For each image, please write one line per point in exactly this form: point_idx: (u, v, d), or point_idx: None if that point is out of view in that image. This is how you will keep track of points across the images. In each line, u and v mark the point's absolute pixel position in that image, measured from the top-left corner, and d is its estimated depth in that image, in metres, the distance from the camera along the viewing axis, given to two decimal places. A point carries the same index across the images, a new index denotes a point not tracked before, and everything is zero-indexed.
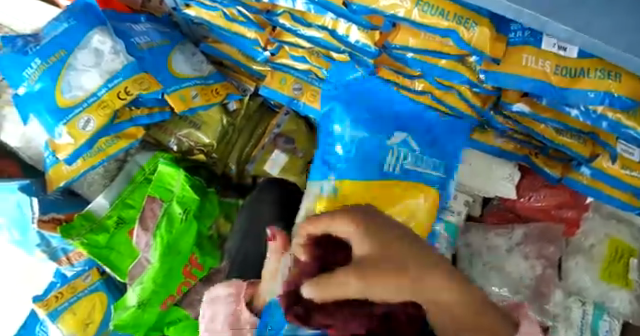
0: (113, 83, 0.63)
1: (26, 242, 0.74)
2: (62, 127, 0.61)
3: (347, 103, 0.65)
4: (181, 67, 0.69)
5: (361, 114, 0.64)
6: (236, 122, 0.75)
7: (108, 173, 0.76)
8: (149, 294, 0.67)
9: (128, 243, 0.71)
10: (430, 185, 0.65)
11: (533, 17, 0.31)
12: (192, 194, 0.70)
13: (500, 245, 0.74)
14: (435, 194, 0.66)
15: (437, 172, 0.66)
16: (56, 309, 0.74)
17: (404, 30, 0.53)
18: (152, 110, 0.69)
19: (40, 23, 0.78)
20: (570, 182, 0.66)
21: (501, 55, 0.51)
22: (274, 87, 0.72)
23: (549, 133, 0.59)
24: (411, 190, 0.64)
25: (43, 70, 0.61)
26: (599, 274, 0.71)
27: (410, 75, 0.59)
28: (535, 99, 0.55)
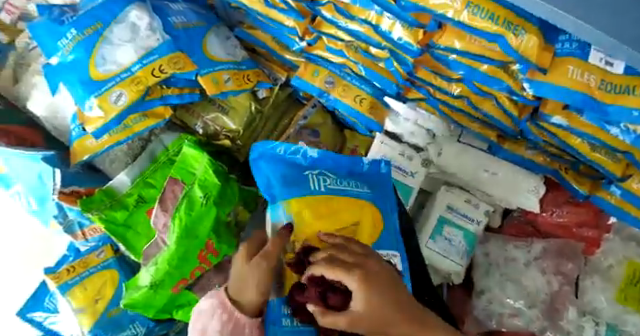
0: (148, 60, 0.62)
1: (44, 212, 0.75)
2: (93, 99, 0.61)
3: (286, 162, 0.56)
4: (215, 49, 0.69)
5: (279, 169, 0.55)
6: (264, 110, 0.74)
7: (131, 151, 0.76)
8: (163, 275, 0.67)
9: (146, 223, 0.71)
10: (361, 202, 0.53)
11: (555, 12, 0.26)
12: (214, 179, 0.69)
13: (518, 257, 0.74)
14: (374, 211, 0.53)
15: (363, 188, 0.55)
16: (66, 283, 0.74)
17: (449, 31, 0.52)
18: (183, 91, 0.69)
19: None
20: (598, 200, 0.65)
21: (548, 65, 0.49)
22: (306, 79, 0.72)
23: (583, 149, 0.59)
24: (354, 213, 0.51)
25: (79, 41, 0.61)
26: (614, 295, 0.69)
27: (449, 78, 0.59)
28: (576, 113, 0.54)
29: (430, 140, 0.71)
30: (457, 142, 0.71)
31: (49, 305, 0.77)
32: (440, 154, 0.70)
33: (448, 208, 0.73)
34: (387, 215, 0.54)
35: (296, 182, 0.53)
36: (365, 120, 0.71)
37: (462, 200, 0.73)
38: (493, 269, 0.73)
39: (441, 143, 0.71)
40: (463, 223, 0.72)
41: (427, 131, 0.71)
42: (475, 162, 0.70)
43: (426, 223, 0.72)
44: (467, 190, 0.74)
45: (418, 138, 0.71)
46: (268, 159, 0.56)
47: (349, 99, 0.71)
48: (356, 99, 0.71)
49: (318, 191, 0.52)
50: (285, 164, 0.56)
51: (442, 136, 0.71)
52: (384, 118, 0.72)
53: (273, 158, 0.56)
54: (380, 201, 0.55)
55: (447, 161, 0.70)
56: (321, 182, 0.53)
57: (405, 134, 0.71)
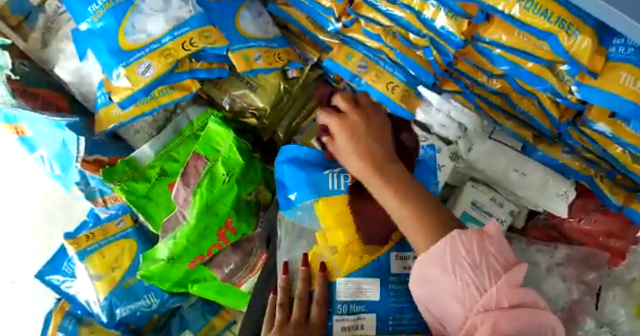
0: (179, 32, 0.61)
1: (66, 178, 0.76)
2: (121, 69, 0.60)
3: (308, 165, 0.56)
4: (247, 24, 0.67)
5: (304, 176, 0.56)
6: (292, 90, 0.72)
7: (156, 123, 0.75)
8: (180, 250, 0.67)
9: (167, 195, 0.71)
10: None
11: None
12: (237, 157, 0.68)
13: (540, 261, 0.72)
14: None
15: None
16: (85, 249, 0.76)
17: (497, 24, 0.50)
18: (212, 65, 0.67)
19: None
20: (630, 212, 0.63)
21: (599, 69, 0.46)
22: (339, 61, 0.69)
23: (624, 159, 0.56)
24: None
25: (109, 8, 0.60)
26: (635, 310, 0.66)
27: (490, 73, 0.56)
28: (622, 122, 0.51)
29: (461, 134, 0.69)
30: (489, 139, 0.68)
31: (66, 269, 0.78)
32: (471, 150, 0.69)
33: (473, 204, 0.71)
34: None
35: (321, 187, 0.55)
36: (398, 108, 0.67)
37: (487, 197, 0.70)
38: None
39: (472, 138, 0.68)
40: (486, 221, 0.70)
41: (459, 124, 0.69)
42: (506, 161, 0.68)
43: None
44: (493, 187, 0.72)
45: (448, 130, 0.69)
46: (292, 163, 0.57)
47: (382, 85, 0.67)
48: (389, 86, 0.67)
49: (341, 191, 0.54)
50: (309, 166, 0.56)
51: (474, 131, 0.68)
52: (416, 108, 0.69)
53: (300, 161, 0.57)
54: None
55: (477, 157, 0.68)
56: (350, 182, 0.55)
57: (436, 126, 0.70)
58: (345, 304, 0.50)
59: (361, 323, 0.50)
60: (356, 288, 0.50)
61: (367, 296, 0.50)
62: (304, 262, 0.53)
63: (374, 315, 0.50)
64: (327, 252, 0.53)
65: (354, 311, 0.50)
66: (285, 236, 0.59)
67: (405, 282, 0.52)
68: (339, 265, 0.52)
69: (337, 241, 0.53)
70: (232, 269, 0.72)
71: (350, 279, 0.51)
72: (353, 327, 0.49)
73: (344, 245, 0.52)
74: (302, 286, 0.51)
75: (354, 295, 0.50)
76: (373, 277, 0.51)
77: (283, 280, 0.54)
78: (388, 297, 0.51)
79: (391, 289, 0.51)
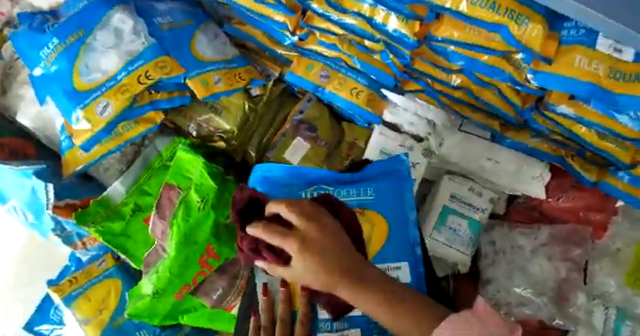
0: (134, 66, 0.60)
1: (42, 225, 0.74)
2: (79, 111, 0.58)
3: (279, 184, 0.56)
4: (203, 48, 0.67)
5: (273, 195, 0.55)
6: (258, 108, 0.72)
7: (125, 157, 0.73)
8: (164, 284, 0.66)
9: (144, 230, 0.70)
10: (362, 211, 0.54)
11: None
12: (210, 182, 0.67)
13: (524, 245, 0.73)
14: (382, 221, 0.54)
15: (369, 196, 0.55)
16: (70, 294, 0.74)
17: (447, 22, 0.50)
18: (172, 94, 0.66)
19: None
20: (605, 186, 0.64)
21: (552, 55, 0.47)
22: (300, 74, 0.69)
23: (590, 137, 0.57)
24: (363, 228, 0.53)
25: (61, 51, 0.58)
26: (624, 280, 0.69)
27: (449, 69, 0.56)
28: (583, 103, 0.51)
29: (430, 130, 0.69)
30: (458, 131, 0.68)
31: (54, 317, 0.77)
32: (442, 145, 0.69)
33: (450, 197, 0.72)
34: (400, 217, 0.55)
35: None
36: (363, 113, 0.69)
37: (465, 188, 0.72)
38: (499, 257, 0.73)
39: (441, 133, 0.68)
40: (465, 211, 0.71)
41: (428, 121, 0.69)
42: (478, 151, 0.68)
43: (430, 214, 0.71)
44: (469, 177, 0.73)
45: (418, 128, 0.69)
46: (263, 185, 0.56)
47: (346, 92, 0.68)
48: (353, 92, 0.68)
49: None
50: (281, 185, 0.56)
51: (443, 126, 0.68)
52: (382, 110, 0.70)
53: (268, 181, 0.56)
54: (390, 211, 0.55)
55: (449, 151, 0.68)
56: None
57: (405, 125, 0.70)
58: (328, 321, 0.51)
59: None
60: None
61: (351, 312, 0.51)
62: (284, 283, 0.51)
63: (359, 329, 0.51)
64: None
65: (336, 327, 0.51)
66: (260, 256, 0.58)
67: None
68: None
69: None
70: (220, 295, 0.71)
71: None
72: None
73: None
74: (285, 307, 0.51)
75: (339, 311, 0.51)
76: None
77: (264, 301, 0.53)
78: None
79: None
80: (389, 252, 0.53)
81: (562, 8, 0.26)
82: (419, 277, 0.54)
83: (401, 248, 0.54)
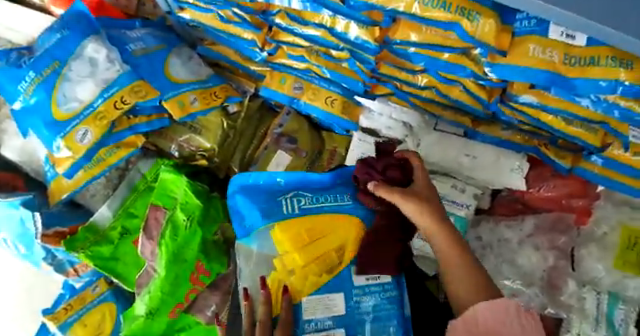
0: (109, 92, 0.62)
1: (33, 255, 0.75)
2: (60, 140, 0.60)
3: (260, 192, 0.58)
4: (178, 70, 0.69)
5: (260, 196, 0.58)
6: (237, 124, 0.73)
7: (110, 182, 0.75)
8: (157, 303, 0.66)
9: (133, 252, 0.71)
10: (348, 217, 0.56)
11: (541, 6, 0.28)
12: (195, 200, 0.68)
13: (511, 237, 0.73)
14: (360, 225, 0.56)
15: (346, 202, 0.57)
16: (65, 321, 0.74)
17: (404, 24, 0.51)
18: (151, 117, 0.68)
19: (23, 28, 0.75)
20: (581, 172, 0.66)
21: (507, 47, 0.48)
22: (274, 88, 0.71)
23: (558, 124, 0.58)
24: (341, 234, 0.55)
25: (38, 83, 0.60)
26: (612, 262, 0.69)
27: (413, 71, 0.58)
28: (544, 90, 0.53)
29: (407, 132, 0.70)
30: (433, 131, 0.70)
31: None
32: (420, 145, 0.70)
33: None
34: None
35: (272, 211, 0.56)
36: (339, 121, 0.70)
37: (448, 186, 0.71)
38: (487, 252, 0.73)
39: (418, 134, 0.70)
40: (451, 209, 0.70)
41: (404, 124, 0.70)
42: (455, 149, 0.69)
43: None
44: (451, 175, 0.72)
45: (395, 131, 0.70)
46: (246, 192, 0.58)
47: (320, 102, 0.70)
48: (328, 101, 0.70)
49: (293, 214, 0.56)
50: (262, 193, 0.58)
51: (418, 127, 0.70)
52: (358, 116, 0.71)
53: (250, 190, 0.58)
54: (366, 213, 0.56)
55: (427, 150, 0.70)
56: (301, 205, 0.56)
57: (383, 129, 0.71)
58: (311, 322, 0.52)
59: None
60: (323, 305, 0.52)
61: (335, 312, 0.52)
62: (262, 285, 0.53)
63: (342, 330, 0.52)
64: (286, 275, 0.54)
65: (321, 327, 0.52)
66: (245, 262, 0.56)
67: (367, 291, 0.54)
68: (300, 285, 0.53)
69: (292, 263, 0.54)
70: (214, 311, 0.70)
71: (317, 297, 0.53)
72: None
73: (300, 267, 0.54)
74: (265, 310, 0.52)
75: (323, 312, 0.52)
76: (338, 292, 0.53)
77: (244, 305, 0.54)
78: (353, 309, 0.53)
79: (357, 300, 0.53)
80: None
81: (527, 8, 0.29)
82: (398, 279, 0.56)
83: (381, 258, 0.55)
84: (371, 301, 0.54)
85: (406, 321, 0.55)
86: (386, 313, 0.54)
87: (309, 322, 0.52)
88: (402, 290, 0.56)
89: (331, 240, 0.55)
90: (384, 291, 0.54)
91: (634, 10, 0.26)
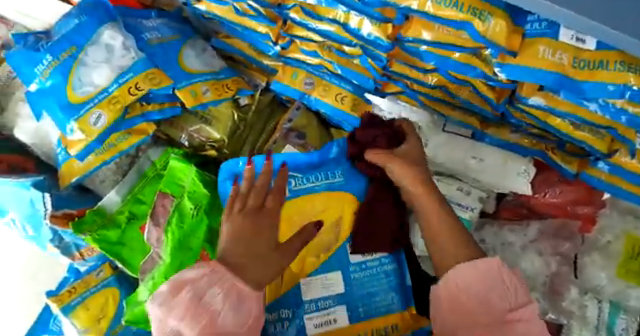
0: (124, 78, 0.63)
1: (40, 237, 0.76)
2: (73, 123, 0.62)
3: (252, 177, 0.62)
4: (191, 61, 0.70)
5: (249, 182, 0.62)
6: (247, 117, 0.74)
7: (120, 168, 0.77)
8: (159, 289, 0.65)
9: (140, 238, 0.72)
10: (338, 194, 0.60)
11: (548, 7, 0.28)
12: (203, 189, 0.69)
13: (514, 241, 0.73)
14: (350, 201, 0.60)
15: (336, 179, 0.60)
16: (68, 304, 0.75)
17: (416, 22, 0.52)
18: (163, 105, 0.69)
19: (42, 16, 0.77)
20: (588, 178, 0.66)
21: (517, 48, 0.48)
22: (286, 83, 0.72)
23: (565, 128, 0.58)
24: (333, 211, 0.59)
25: (55, 66, 0.61)
26: (615, 271, 0.68)
27: (423, 69, 0.59)
28: (553, 93, 0.53)
29: (416, 131, 0.70)
30: (442, 132, 0.70)
31: (54, 327, 0.78)
32: (427, 145, 0.70)
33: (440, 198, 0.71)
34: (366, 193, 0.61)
35: None
36: (347, 118, 0.71)
37: (454, 188, 0.71)
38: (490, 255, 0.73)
39: (426, 134, 0.70)
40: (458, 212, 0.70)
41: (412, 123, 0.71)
42: (462, 151, 0.70)
43: None
44: (457, 177, 0.72)
45: None
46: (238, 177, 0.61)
47: (330, 98, 0.71)
48: (338, 98, 0.71)
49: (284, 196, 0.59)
50: (254, 177, 0.62)
51: (427, 127, 0.70)
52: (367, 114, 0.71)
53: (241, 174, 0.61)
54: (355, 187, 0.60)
55: (435, 151, 0.70)
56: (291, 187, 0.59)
57: None
58: (312, 302, 0.57)
59: (333, 316, 0.57)
60: (322, 286, 0.58)
61: (334, 290, 0.58)
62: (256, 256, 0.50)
63: (344, 306, 0.57)
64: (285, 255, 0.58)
65: (322, 305, 0.57)
66: None
67: (364, 267, 0.59)
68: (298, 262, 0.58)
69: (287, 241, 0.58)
70: None
71: (314, 278, 0.58)
72: (323, 321, 0.56)
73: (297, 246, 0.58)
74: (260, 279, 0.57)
75: (321, 291, 0.58)
76: (336, 270, 0.58)
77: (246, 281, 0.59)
78: (352, 289, 0.58)
79: (353, 277, 0.59)
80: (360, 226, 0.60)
81: (534, 9, 0.30)
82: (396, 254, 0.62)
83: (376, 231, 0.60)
84: (368, 274, 0.59)
85: (406, 291, 0.60)
86: (384, 289, 0.59)
87: (311, 302, 0.57)
88: (401, 264, 0.62)
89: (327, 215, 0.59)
90: (381, 265, 0.60)
91: (633, 10, 0.27)
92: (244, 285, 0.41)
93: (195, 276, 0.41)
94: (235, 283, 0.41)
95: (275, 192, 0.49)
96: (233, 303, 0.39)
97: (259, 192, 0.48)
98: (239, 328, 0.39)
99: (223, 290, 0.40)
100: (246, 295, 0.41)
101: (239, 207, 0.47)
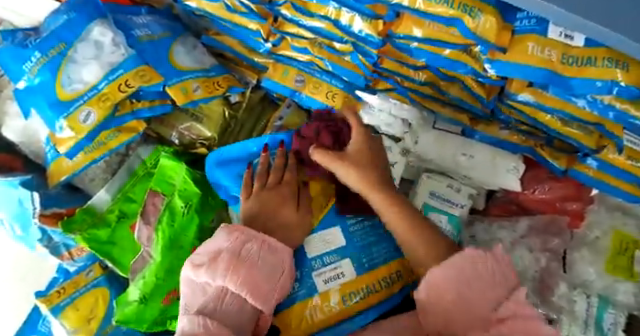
0: (114, 76, 0.62)
1: (28, 237, 0.75)
2: (62, 120, 0.61)
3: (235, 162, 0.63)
4: (182, 59, 0.69)
5: (238, 168, 0.63)
6: (238, 114, 0.75)
7: (110, 167, 0.76)
8: (151, 288, 0.66)
9: (130, 238, 0.71)
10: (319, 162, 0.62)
11: (542, 5, 0.28)
12: (194, 187, 0.69)
13: (504, 237, 0.74)
14: None
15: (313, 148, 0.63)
16: (58, 304, 0.74)
17: (407, 19, 0.52)
18: (154, 103, 0.68)
19: (28, 12, 0.76)
20: (575, 174, 0.66)
21: (507, 44, 0.49)
22: (276, 80, 0.72)
23: (554, 124, 0.59)
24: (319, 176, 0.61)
25: (44, 63, 0.61)
26: (603, 267, 0.70)
27: (414, 66, 0.59)
28: (541, 89, 0.54)
29: (407, 129, 0.69)
30: (432, 129, 0.70)
31: (42, 328, 0.77)
32: (418, 142, 0.70)
33: (430, 194, 0.72)
34: None
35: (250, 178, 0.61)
36: None
37: (444, 185, 0.72)
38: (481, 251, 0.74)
39: (417, 131, 0.70)
40: (448, 208, 0.71)
41: (403, 120, 0.69)
42: (452, 148, 0.70)
43: None
44: (448, 175, 0.73)
45: (395, 128, 0.69)
46: (222, 165, 0.63)
47: (321, 95, 0.71)
48: (328, 95, 0.71)
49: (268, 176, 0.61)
50: (237, 163, 0.63)
51: (417, 124, 0.69)
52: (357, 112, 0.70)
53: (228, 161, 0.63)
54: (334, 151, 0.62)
55: (425, 148, 0.70)
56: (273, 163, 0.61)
57: (382, 125, 0.69)
58: (318, 259, 0.57)
59: (341, 270, 0.57)
60: (322, 241, 0.58)
61: (335, 245, 0.58)
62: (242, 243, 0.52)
63: (349, 259, 0.57)
64: None
65: (327, 262, 0.57)
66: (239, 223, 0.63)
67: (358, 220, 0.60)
68: None
69: None
70: None
71: (316, 236, 0.58)
72: (333, 276, 0.56)
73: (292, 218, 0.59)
74: None
75: (323, 247, 0.58)
76: (333, 226, 0.59)
77: None
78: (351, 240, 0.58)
79: (351, 231, 0.59)
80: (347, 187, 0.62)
81: (528, 8, 0.30)
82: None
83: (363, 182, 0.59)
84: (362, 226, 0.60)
85: None
86: (378, 235, 0.60)
87: (317, 261, 0.57)
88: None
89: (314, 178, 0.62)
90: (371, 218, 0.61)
91: (633, 10, 0.27)
92: (274, 241, 0.50)
93: (231, 244, 0.49)
94: (266, 239, 0.50)
95: (275, 170, 0.60)
96: (267, 253, 0.49)
97: (277, 169, 0.60)
98: (277, 274, 0.48)
99: (258, 247, 0.49)
100: (278, 249, 0.50)
101: (259, 185, 0.59)
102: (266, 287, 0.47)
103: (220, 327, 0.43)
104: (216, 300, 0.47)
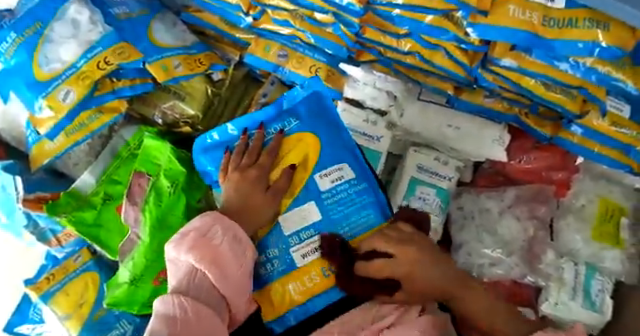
0: (92, 53, 0.61)
1: (13, 224, 0.75)
2: (41, 100, 0.60)
3: (216, 147, 0.57)
4: (162, 35, 0.69)
5: (218, 154, 0.57)
6: (222, 92, 0.73)
7: (93, 149, 0.75)
8: (141, 269, 0.64)
9: (117, 219, 0.70)
10: (298, 138, 0.54)
11: None
12: (178, 166, 0.68)
13: (492, 207, 0.74)
14: (314, 139, 0.54)
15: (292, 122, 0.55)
16: (47, 291, 0.74)
17: None
18: (134, 82, 0.68)
19: None
20: (561, 141, 0.67)
21: (488, 7, 0.48)
22: (259, 55, 0.71)
23: (538, 90, 0.59)
24: (299, 151, 0.54)
25: (20, 43, 0.58)
26: (590, 234, 0.70)
27: (396, 34, 0.58)
28: (524, 54, 0.54)
29: (392, 102, 0.70)
30: (417, 100, 0.70)
31: (34, 316, 0.77)
32: (403, 115, 0.70)
33: (418, 168, 0.72)
34: (328, 126, 0.55)
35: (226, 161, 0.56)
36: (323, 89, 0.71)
37: (432, 159, 0.72)
38: (469, 221, 0.74)
39: (402, 104, 0.70)
40: (436, 181, 0.71)
41: (387, 93, 0.70)
42: (437, 120, 0.70)
43: (399, 186, 0.71)
44: (434, 147, 0.73)
45: (380, 101, 0.70)
46: (204, 149, 0.58)
47: (304, 70, 0.71)
48: (312, 70, 0.71)
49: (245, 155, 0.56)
50: (218, 147, 0.57)
51: (402, 96, 0.70)
52: (343, 85, 0.71)
53: (209, 147, 0.58)
54: (314, 124, 0.54)
55: (410, 121, 0.70)
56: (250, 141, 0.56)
57: (367, 99, 0.70)
58: (294, 235, 0.53)
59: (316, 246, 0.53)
60: (297, 216, 0.53)
61: (311, 220, 0.53)
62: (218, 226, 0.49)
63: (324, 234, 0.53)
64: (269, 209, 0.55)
65: (304, 237, 0.53)
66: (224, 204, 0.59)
67: (335, 192, 0.54)
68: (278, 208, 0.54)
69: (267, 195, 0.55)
70: None
71: (290, 212, 0.53)
72: (310, 251, 0.53)
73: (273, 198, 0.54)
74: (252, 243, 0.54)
75: (297, 223, 0.53)
76: (307, 202, 0.53)
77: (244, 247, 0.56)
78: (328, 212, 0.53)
79: (329, 204, 0.53)
80: (327, 161, 0.54)
81: None
82: (361, 169, 0.56)
83: (340, 152, 0.55)
84: (340, 200, 0.54)
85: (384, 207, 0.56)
86: (357, 208, 0.54)
87: (292, 237, 0.53)
88: (371, 182, 0.56)
89: (295, 155, 0.54)
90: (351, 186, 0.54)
91: None
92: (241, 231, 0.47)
93: (200, 224, 0.47)
94: (232, 228, 0.47)
95: (251, 151, 0.54)
96: (232, 239, 0.46)
97: (253, 150, 0.54)
98: (242, 259, 0.46)
99: (223, 230, 0.46)
100: (242, 240, 0.46)
101: (233, 167, 0.54)
102: (232, 269, 0.44)
103: (194, 306, 0.40)
104: (186, 279, 0.44)
